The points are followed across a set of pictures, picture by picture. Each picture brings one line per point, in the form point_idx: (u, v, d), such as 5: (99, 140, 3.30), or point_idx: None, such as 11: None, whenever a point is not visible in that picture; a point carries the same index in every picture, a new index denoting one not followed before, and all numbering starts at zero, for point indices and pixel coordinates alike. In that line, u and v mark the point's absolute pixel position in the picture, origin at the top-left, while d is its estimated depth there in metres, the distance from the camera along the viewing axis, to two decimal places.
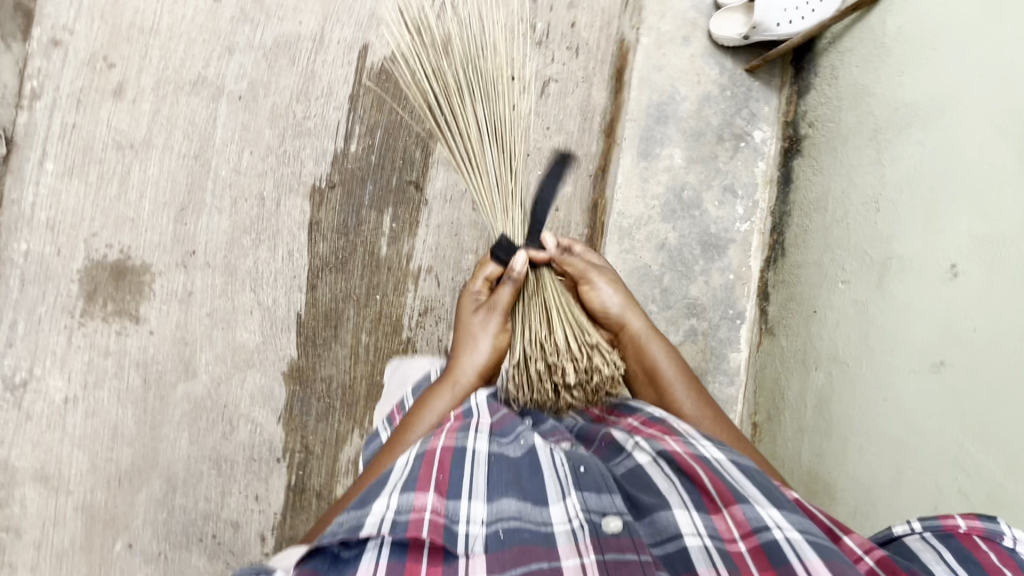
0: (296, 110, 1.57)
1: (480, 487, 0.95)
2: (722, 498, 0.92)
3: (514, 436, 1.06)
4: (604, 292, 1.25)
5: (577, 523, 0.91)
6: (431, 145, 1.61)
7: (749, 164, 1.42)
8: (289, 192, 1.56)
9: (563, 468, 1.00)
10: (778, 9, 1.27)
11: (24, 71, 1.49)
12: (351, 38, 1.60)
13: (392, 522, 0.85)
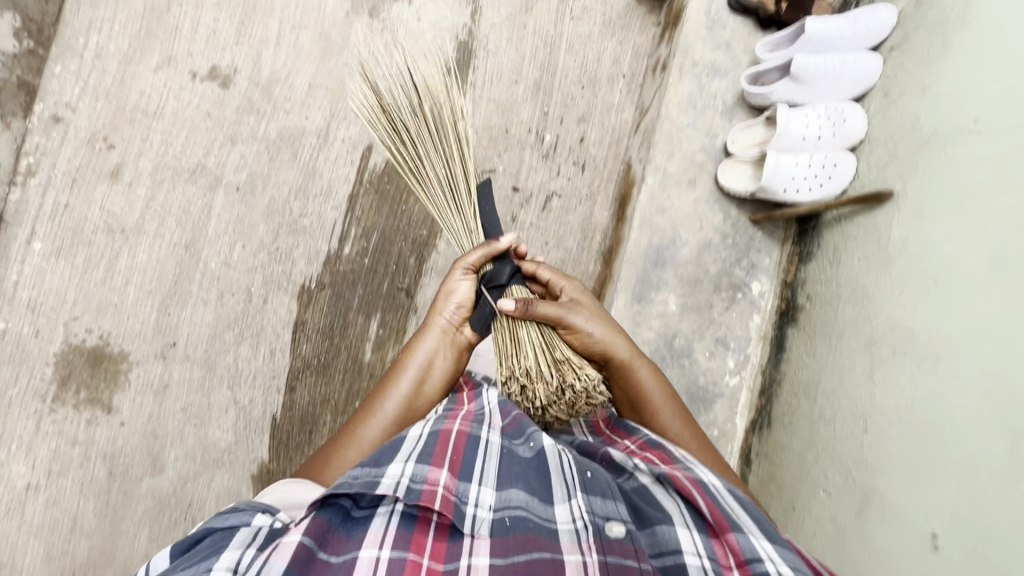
0: (294, 207, 1.55)
1: (492, 473, 0.94)
2: (720, 525, 0.89)
3: (528, 436, 0.99)
4: (583, 323, 1.14)
5: (581, 523, 0.90)
6: (426, 252, 1.58)
7: (744, 317, 1.39)
8: (277, 290, 1.53)
9: (569, 470, 0.96)
10: (787, 176, 1.26)
11: (21, 148, 1.46)
12: (357, 137, 1.58)
13: (406, 486, 0.86)
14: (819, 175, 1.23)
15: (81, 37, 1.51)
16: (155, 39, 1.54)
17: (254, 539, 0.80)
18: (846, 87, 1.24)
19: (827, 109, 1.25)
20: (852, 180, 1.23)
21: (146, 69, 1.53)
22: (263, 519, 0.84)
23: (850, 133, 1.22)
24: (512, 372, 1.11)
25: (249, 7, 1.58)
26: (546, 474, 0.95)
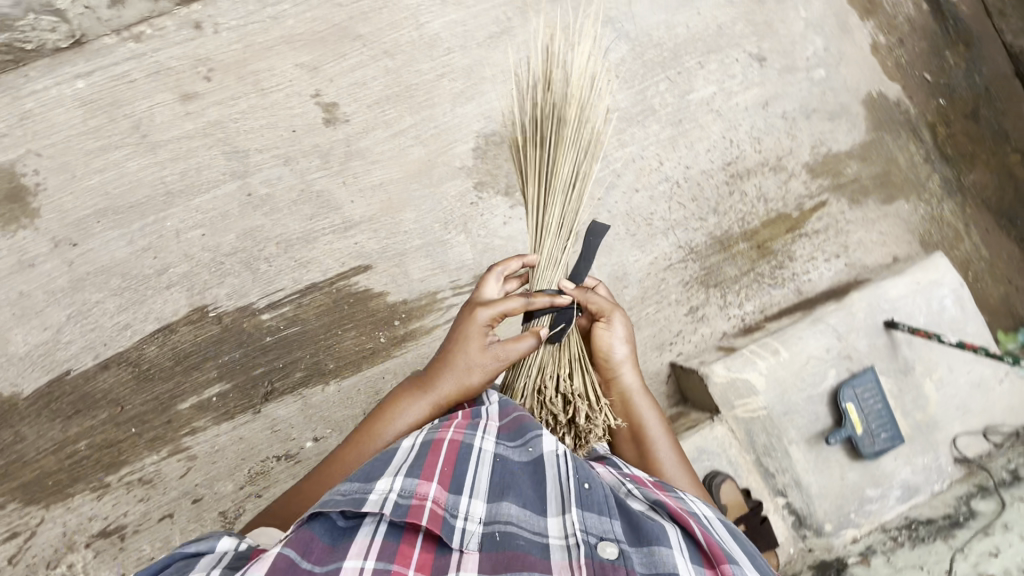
0: (267, 248, 1.52)
1: (486, 486, 0.78)
2: (714, 555, 0.71)
3: (524, 441, 0.84)
4: (618, 334, 1.05)
5: (574, 541, 0.72)
6: (314, 380, 1.50)
7: None
8: (184, 289, 1.48)
9: (565, 479, 0.78)
10: None
11: (151, 18, 1.52)
12: (367, 251, 1.55)
13: (395, 504, 0.72)
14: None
15: None
16: (322, 46, 1.59)
17: (219, 564, 0.67)
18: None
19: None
20: None
21: (293, 58, 1.58)
22: (226, 543, 0.70)
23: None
24: (532, 387, 1.05)
25: (404, 93, 1.61)
26: (543, 481, 0.79)
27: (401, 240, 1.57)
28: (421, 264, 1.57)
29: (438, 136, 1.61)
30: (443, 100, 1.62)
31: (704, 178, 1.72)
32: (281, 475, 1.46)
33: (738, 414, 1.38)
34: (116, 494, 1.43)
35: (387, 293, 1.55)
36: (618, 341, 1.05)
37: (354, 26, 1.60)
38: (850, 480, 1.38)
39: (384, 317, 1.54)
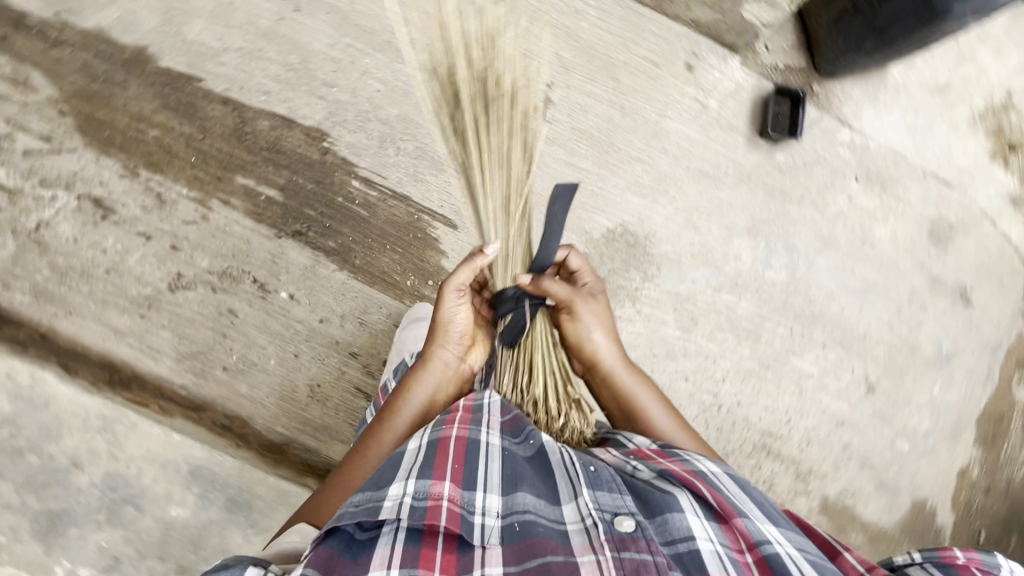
0: (405, 144, 1.59)
1: (496, 480, 0.85)
2: (724, 511, 0.82)
3: (526, 435, 0.93)
4: (589, 326, 1.17)
5: (591, 521, 0.80)
6: (334, 257, 1.53)
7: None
8: (326, 111, 1.57)
9: (574, 469, 0.88)
10: None
11: None
12: (464, 214, 1.59)
13: (410, 509, 0.77)
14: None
15: (594, 3, 1.70)
16: (585, 62, 1.69)
17: None
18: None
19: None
20: None
21: (558, 46, 1.67)
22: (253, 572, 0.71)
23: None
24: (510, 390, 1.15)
25: (604, 148, 1.70)
26: (550, 472, 0.88)
27: None
28: None
29: (597, 195, 1.69)
30: (625, 178, 1.70)
31: (741, 424, 1.69)
32: (241, 293, 1.49)
33: None
34: (133, 186, 1.49)
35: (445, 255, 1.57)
36: (592, 331, 1.17)
37: (619, 70, 1.70)
38: None
39: (426, 268, 1.56)
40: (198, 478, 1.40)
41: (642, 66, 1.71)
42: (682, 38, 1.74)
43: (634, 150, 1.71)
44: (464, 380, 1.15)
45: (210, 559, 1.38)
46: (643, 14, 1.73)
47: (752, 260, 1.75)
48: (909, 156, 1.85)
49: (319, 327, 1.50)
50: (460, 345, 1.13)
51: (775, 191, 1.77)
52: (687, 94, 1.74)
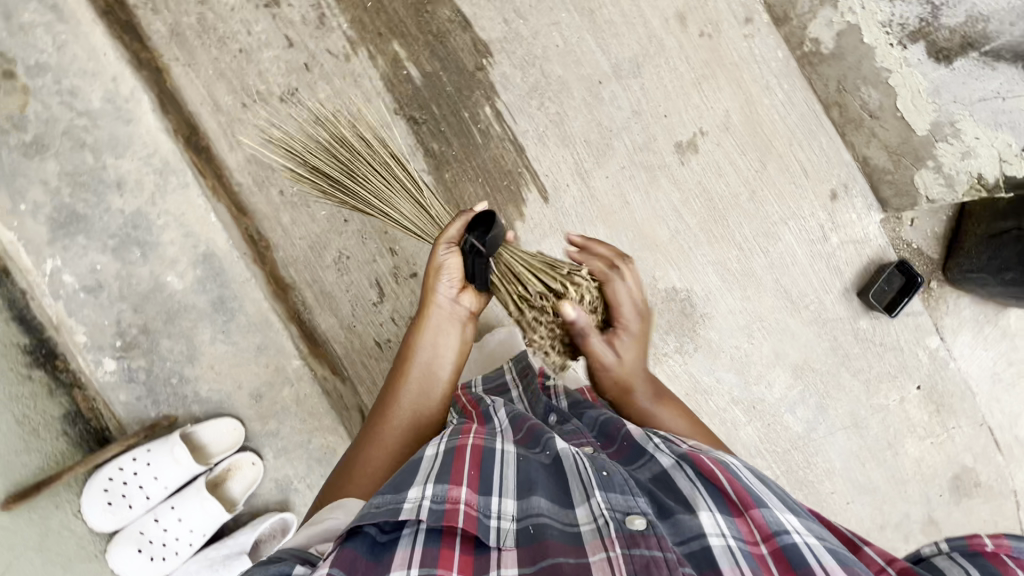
0: (549, 106, 1.60)
1: (512, 486, 0.86)
2: (741, 502, 0.84)
3: (544, 444, 0.93)
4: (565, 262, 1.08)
5: (602, 520, 0.80)
6: (431, 162, 1.57)
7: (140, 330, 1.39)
8: (503, 34, 1.57)
9: (585, 468, 0.88)
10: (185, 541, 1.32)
11: None
12: (559, 196, 1.61)
13: (429, 510, 0.78)
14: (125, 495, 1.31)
15: (793, 88, 1.64)
16: (749, 134, 1.64)
17: None
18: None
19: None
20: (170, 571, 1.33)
21: (733, 104, 1.64)
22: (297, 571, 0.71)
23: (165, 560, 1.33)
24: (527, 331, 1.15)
25: (715, 216, 1.66)
26: (564, 477, 0.88)
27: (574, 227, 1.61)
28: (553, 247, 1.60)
29: (682, 252, 1.66)
30: (715, 253, 1.67)
31: None
32: None
33: None
34: None
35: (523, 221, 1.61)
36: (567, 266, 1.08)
37: (773, 158, 1.65)
38: None
39: None
40: (208, 265, 1.41)
41: (796, 167, 1.65)
42: (842, 165, 1.66)
43: (739, 235, 1.67)
44: (463, 321, 1.13)
45: (174, 337, 1.39)
46: (823, 121, 1.64)
47: (781, 395, 1.70)
48: (978, 398, 1.76)
49: None
50: (451, 284, 1.09)
51: (840, 350, 1.71)
52: (820, 216, 1.67)
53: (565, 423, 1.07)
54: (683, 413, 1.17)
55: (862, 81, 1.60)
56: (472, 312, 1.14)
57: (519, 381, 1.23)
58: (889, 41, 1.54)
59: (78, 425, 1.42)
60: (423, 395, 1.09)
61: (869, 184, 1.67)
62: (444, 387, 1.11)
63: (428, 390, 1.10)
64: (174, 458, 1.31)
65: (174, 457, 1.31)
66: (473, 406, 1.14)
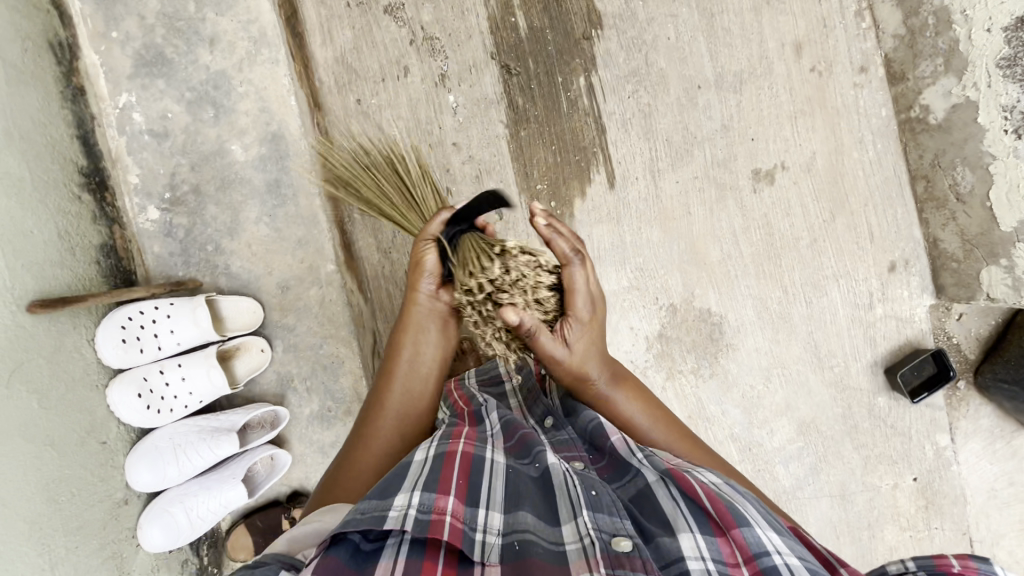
0: (641, 94, 1.55)
1: (499, 498, 0.85)
2: (723, 521, 0.81)
3: (534, 456, 0.92)
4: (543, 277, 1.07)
5: (587, 541, 0.78)
6: (511, 115, 1.52)
7: (184, 191, 1.34)
8: (619, 11, 1.53)
9: (574, 487, 0.86)
10: (178, 406, 1.16)
11: (886, 27, 1.54)
12: (626, 186, 1.56)
13: (414, 520, 0.76)
14: (126, 341, 1.13)
15: (885, 150, 1.60)
16: (829, 181, 1.60)
17: None
18: (173, 485, 1.17)
19: (184, 459, 1.15)
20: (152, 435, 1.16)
21: (822, 147, 1.60)
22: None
23: (146, 425, 1.16)
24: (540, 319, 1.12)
25: (770, 252, 1.62)
26: (552, 492, 0.86)
27: (632, 222, 1.57)
28: (605, 234, 1.57)
29: (727, 278, 1.61)
30: (760, 288, 1.62)
31: None
32: (426, 65, 1.48)
33: None
34: None
35: (583, 199, 1.55)
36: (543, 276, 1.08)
37: (845, 212, 1.61)
38: None
39: (558, 192, 1.55)
40: (274, 144, 1.38)
41: (864, 229, 1.62)
42: (909, 240, 1.62)
43: (789, 278, 1.63)
44: (445, 317, 1.13)
45: (221, 206, 1.34)
46: (904, 192, 1.60)
47: (778, 446, 1.68)
48: (969, 508, 1.73)
49: (448, 147, 1.50)
50: (432, 282, 1.09)
51: (850, 420, 1.69)
52: (872, 284, 1.63)
53: (559, 431, 1.07)
54: (646, 399, 1.13)
55: (960, 161, 1.48)
56: (453, 308, 1.13)
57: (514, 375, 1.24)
58: (1005, 125, 1.38)
59: (111, 261, 1.29)
60: (407, 396, 1.11)
61: (930, 268, 1.63)
62: (426, 385, 1.12)
63: (413, 389, 1.11)
64: (194, 320, 1.15)
65: (195, 318, 1.15)
66: (465, 402, 1.14)
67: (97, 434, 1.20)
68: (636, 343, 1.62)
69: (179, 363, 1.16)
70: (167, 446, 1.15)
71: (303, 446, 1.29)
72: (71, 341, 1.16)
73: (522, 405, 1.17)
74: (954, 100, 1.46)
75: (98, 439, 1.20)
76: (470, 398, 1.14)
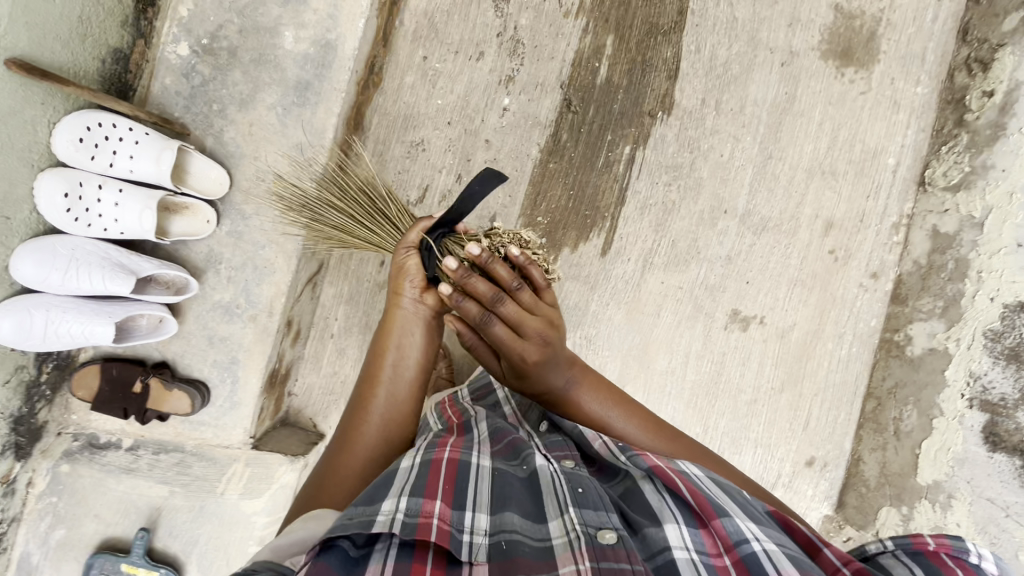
0: (672, 190, 1.57)
1: (485, 500, 0.79)
2: (704, 512, 0.80)
3: (523, 457, 0.88)
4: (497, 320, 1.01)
5: (574, 533, 0.76)
6: (550, 144, 1.55)
7: (218, 26, 1.22)
8: (691, 109, 1.57)
9: (561, 486, 0.83)
10: (98, 227, 1.15)
11: (913, 251, 1.57)
12: (615, 261, 1.57)
13: (401, 524, 0.70)
14: (83, 143, 1.13)
15: (856, 356, 1.62)
16: (793, 356, 1.62)
17: None
18: (49, 294, 1.13)
19: (74, 272, 1.11)
20: (61, 236, 1.14)
21: (803, 322, 1.62)
22: None
23: (60, 229, 1.14)
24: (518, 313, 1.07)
25: (710, 388, 1.62)
26: (540, 492, 0.82)
27: (603, 293, 1.58)
28: (575, 291, 1.57)
29: (661, 389, 1.61)
30: (684, 416, 1.62)
31: None
32: (500, 61, 1.52)
33: (247, 457, 1.27)
34: None
35: (572, 252, 1.57)
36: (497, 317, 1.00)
37: (793, 390, 1.62)
38: (96, 514, 1.23)
39: (554, 233, 1.56)
40: (322, 52, 1.25)
41: (802, 415, 1.63)
42: (837, 447, 1.63)
43: (714, 421, 1.62)
44: (428, 320, 1.09)
45: (247, 77, 1.23)
46: (855, 402, 1.62)
47: None
48: None
49: (479, 140, 1.53)
50: (414, 287, 1.08)
51: None
52: (784, 468, 1.63)
53: (553, 433, 1.01)
54: (619, 399, 1.09)
55: (913, 400, 1.51)
56: (437, 310, 1.10)
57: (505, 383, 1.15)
58: (963, 389, 1.42)
59: (116, 67, 1.24)
60: (392, 402, 1.02)
61: (842, 481, 1.63)
62: (413, 386, 1.05)
63: (398, 391, 1.03)
64: (156, 159, 1.15)
65: (157, 158, 1.15)
66: (457, 417, 1.07)
67: (5, 207, 1.10)
68: None
69: (119, 189, 1.16)
70: (64, 255, 1.12)
71: (194, 326, 1.25)
72: (30, 113, 1.10)
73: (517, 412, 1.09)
74: (934, 343, 1.48)
75: (2, 212, 1.10)
76: (461, 412, 1.08)
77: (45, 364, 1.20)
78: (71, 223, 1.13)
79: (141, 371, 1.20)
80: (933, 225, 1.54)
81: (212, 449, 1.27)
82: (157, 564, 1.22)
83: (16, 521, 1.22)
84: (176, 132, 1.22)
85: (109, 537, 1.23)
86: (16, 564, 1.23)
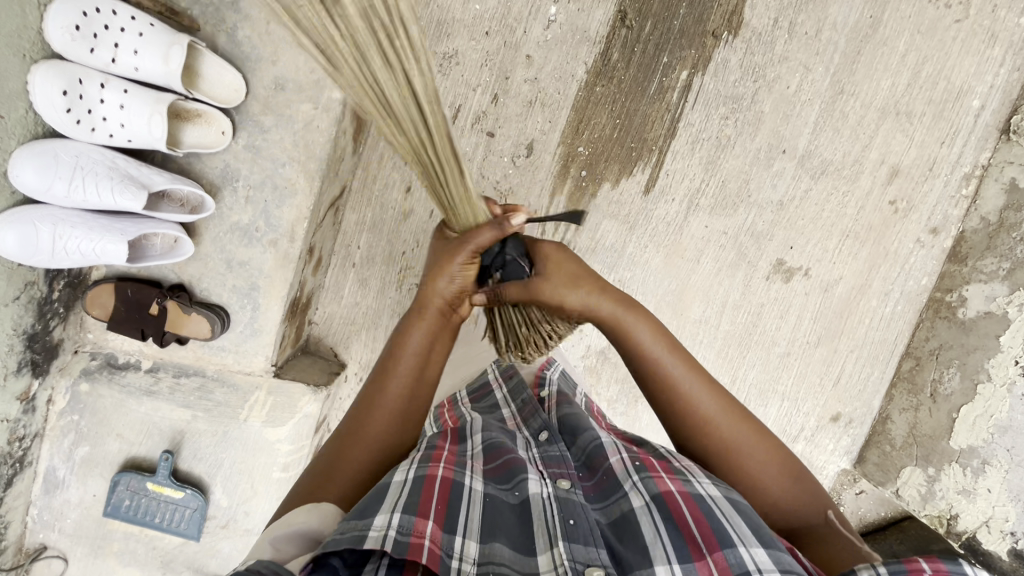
0: (730, 124, 1.42)
1: (478, 526, 0.69)
2: (706, 543, 0.70)
3: (515, 482, 0.75)
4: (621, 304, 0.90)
5: (563, 568, 0.65)
6: (598, 65, 1.38)
7: None
8: (761, 30, 1.38)
9: (551, 516, 0.71)
10: (104, 134, 1.04)
11: (986, 206, 1.45)
12: (659, 200, 1.46)
13: (393, 543, 0.61)
14: (79, 31, 0.99)
15: (900, 316, 1.54)
16: (832, 312, 1.55)
17: None
18: (55, 205, 1.04)
19: (81, 184, 1.01)
20: (63, 141, 1.04)
21: (849, 276, 1.53)
22: None
23: (63, 133, 1.03)
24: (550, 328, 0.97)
25: (743, 339, 1.56)
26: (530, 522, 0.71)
27: (642, 235, 1.48)
28: (613, 230, 1.47)
29: (693, 338, 1.55)
30: (713, 366, 1.57)
31: None
32: None
33: (270, 388, 1.23)
34: None
35: (612, 188, 1.45)
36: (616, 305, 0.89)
37: (830, 345, 1.57)
38: (118, 433, 1.22)
39: (595, 165, 1.43)
40: None
41: (834, 370, 1.58)
42: (865, 404, 1.59)
43: (744, 372, 1.58)
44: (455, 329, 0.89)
45: None
46: (891, 360, 1.57)
47: None
48: None
49: (519, 55, 1.36)
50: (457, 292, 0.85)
51: None
52: (808, 422, 1.61)
53: (550, 445, 0.87)
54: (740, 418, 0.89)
55: (958, 364, 1.45)
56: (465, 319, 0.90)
57: (504, 384, 1.09)
58: (1018, 355, 1.37)
59: None
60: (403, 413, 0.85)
61: (866, 438, 1.61)
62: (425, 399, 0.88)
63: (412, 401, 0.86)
64: (165, 58, 1.02)
65: (166, 55, 1.02)
66: (453, 422, 0.98)
67: None
68: (576, 345, 1.55)
69: (124, 90, 1.03)
70: (68, 162, 1.02)
71: (211, 249, 1.17)
72: None
73: (516, 415, 0.98)
74: (992, 307, 1.41)
75: None
76: (459, 417, 0.99)
77: (56, 281, 1.12)
78: (73, 128, 1.02)
79: (155, 292, 1.14)
80: (1012, 178, 1.41)
81: (233, 375, 1.23)
82: (183, 485, 1.22)
83: (39, 437, 1.21)
84: (184, 26, 1.08)
85: (133, 457, 1.23)
86: (42, 478, 1.23)
